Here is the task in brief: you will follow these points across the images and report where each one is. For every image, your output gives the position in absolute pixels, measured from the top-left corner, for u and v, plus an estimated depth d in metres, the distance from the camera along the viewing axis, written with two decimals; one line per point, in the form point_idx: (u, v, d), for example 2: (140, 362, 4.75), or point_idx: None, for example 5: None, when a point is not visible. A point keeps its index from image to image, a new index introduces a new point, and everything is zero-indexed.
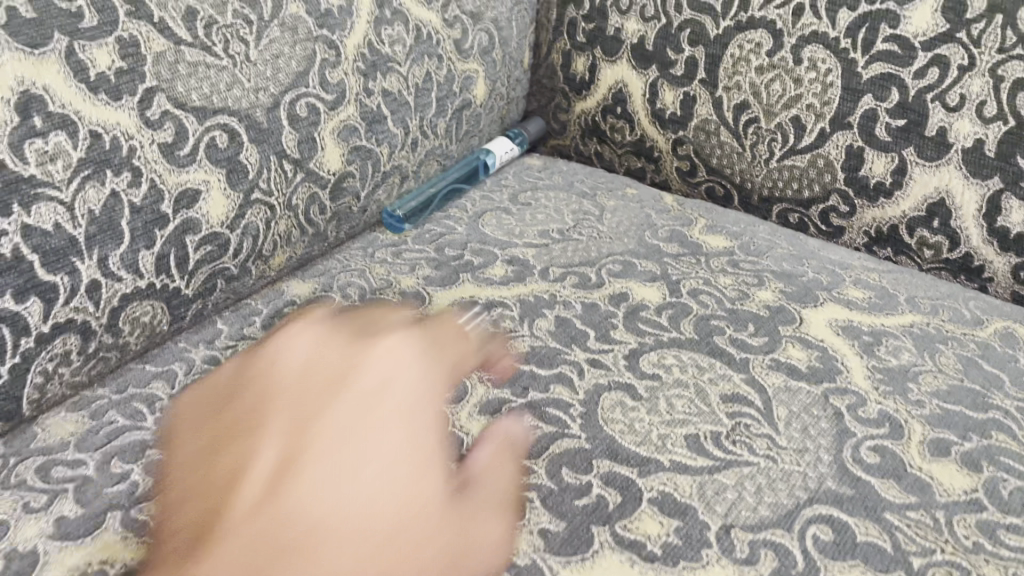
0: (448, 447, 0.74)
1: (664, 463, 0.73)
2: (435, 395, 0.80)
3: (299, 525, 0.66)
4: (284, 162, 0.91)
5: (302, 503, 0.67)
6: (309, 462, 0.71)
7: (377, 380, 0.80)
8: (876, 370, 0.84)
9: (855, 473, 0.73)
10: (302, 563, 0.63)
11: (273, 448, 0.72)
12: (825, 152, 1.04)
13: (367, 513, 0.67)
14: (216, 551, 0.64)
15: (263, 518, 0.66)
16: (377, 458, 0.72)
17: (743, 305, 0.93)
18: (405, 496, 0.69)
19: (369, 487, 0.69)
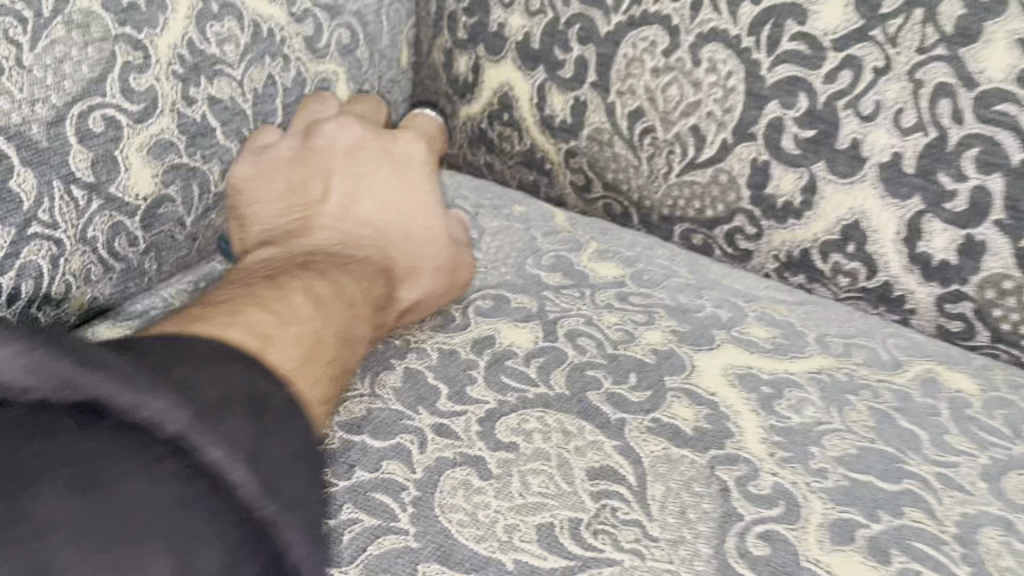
0: (389, 228, 0.87)
1: (506, 566, 0.59)
2: (419, 171, 0.90)
3: (281, 315, 0.69)
4: (72, 187, 0.75)
5: (362, 303, 0.76)
6: (294, 288, 0.72)
7: (385, 150, 0.91)
8: (775, 432, 0.71)
9: (738, 571, 0.60)
10: (279, 359, 0.65)
11: (314, 267, 0.78)
12: (728, 167, 0.91)
13: (340, 331, 0.72)
14: (211, 310, 0.67)
15: (277, 307, 0.69)
16: (367, 278, 0.80)
17: (627, 351, 0.79)
18: (357, 321, 0.75)
19: (347, 321, 0.74)
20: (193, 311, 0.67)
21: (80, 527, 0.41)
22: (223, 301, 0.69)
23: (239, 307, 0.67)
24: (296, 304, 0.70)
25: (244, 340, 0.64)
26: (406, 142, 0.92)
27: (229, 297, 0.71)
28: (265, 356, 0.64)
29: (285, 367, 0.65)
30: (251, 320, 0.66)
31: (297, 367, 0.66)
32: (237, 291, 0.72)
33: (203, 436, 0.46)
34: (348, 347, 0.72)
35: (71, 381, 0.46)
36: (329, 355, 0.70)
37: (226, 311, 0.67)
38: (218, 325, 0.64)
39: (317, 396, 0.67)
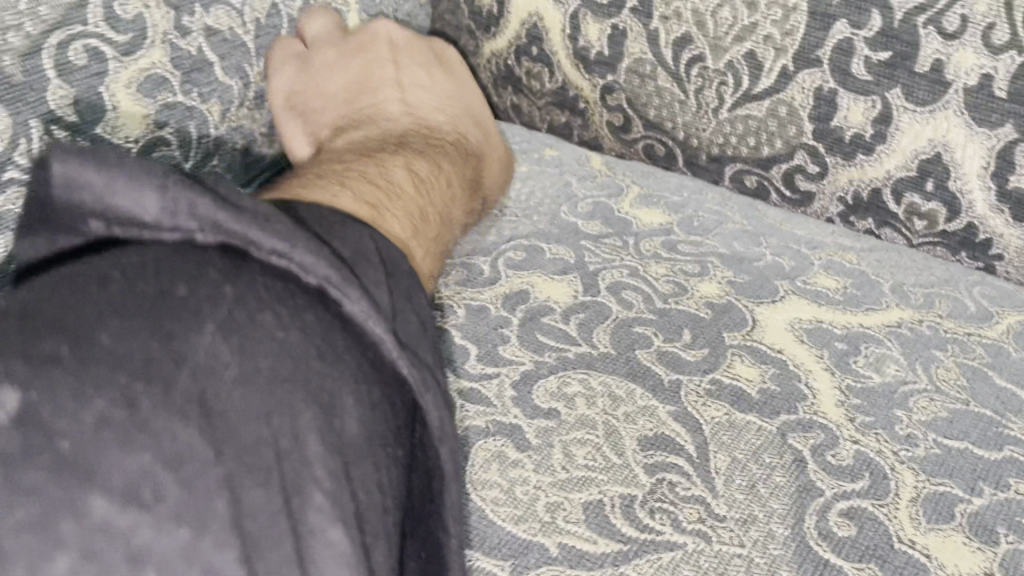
0: (445, 124, 0.90)
1: (550, 551, 0.51)
2: (464, 83, 0.95)
3: (381, 184, 0.67)
4: (53, 128, 0.66)
5: (441, 180, 0.76)
6: (375, 164, 0.71)
7: (419, 61, 0.93)
8: (853, 394, 0.62)
9: (821, 555, 0.51)
10: (399, 222, 0.64)
11: (388, 151, 0.76)
12: (788, 97, 0.81)
13: (432, 209, 0.72)
14: (312, 185, 0.63)
15: (376, 179, 0.68)
16: (434, 159, 0.78)
17: (678, 304, 0.70)
18: (442, 201, 0.74)
19: (432, 192, 0.73)
20: (291, 188, 0.63)
21: (235, 375, 0.39)
22: (318, 180, 0.64)
23: (339, 183, 0.64)
24: (387, 179, 0.69)
25: (362, 208, 0.61)
26: (437, 56, 0.96)
27: (321, 177, 0.66)
28: (383, 215, 0.62)
29: (406, 230, 0.64)
30: (360, 190, 0.64)
31: (412, 230, 0.65)
32: (323, 172, 0.68)
33: (346, 289, 0.44)
34: (438, 221, 0.72)
35: (214, 223, 0.43)
36: (428, 225, 0.69)
37: (329, 185, 0.63)
38: (330, 196, 0.61)
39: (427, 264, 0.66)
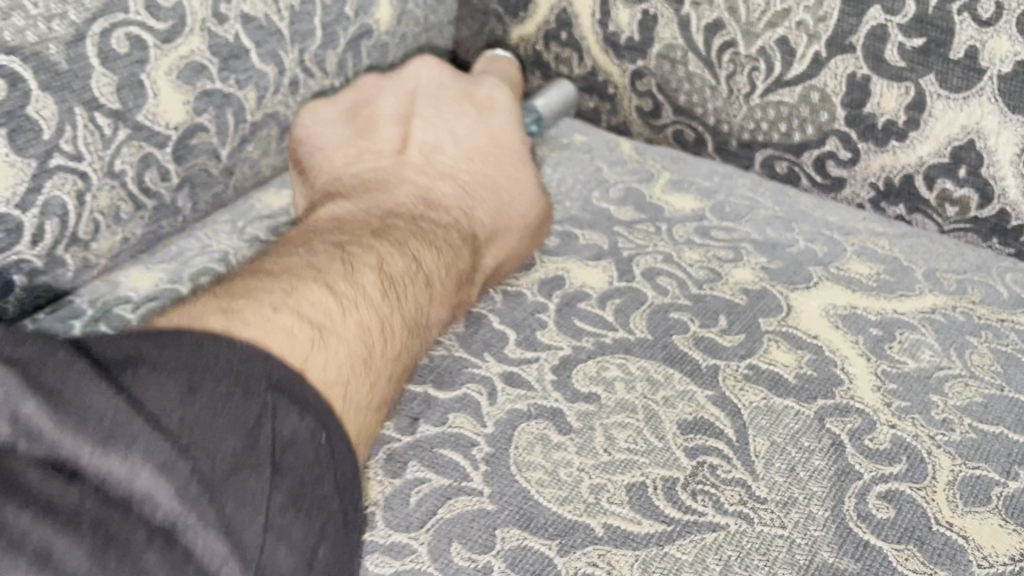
0: (458, 189, 0.74)
1: (594, 532, 0.52)
2: (507, 130, 0.79)
3: (341, 293, 0.57)
4: (97, 115, 0.67)
5: (416, 292, 0.62)
6: (353, 258, 0.61)
7: (454, 104, 0.79)
8: (888, 379, 0.63)
9: (860, 536, 0.52)
10: (330, 363, 0.53)
11: (380, 233, 0.65)
12: (820, 84, 0.81)
13: (398, 331, 0.59)
14: (265, 283, 0.56)
15: (336, 286, 0.57)
16: (425, 247, 0.66)
17: (713, 289, 0.71)
18: (415, 315, 0.61)
19: (405, 302, 0.61)
20: (256, 275, 0.58)
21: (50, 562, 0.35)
22: (283, 270, 0.58)
23: (291, 286, 0.56)
24: (355, 284, 0.58)
25: (285, 338, 0.52)
26: (484, 94, 0.80)
27: (292, 263, 0.59)
28: (309, 360, 0.52)
29: (330, 381, 0.52)
30: (299, 306, 0.54)
31: (354, 368, 0.54)
32: (305, 256, 0.60)
33: (196, 518, 0.40)
34: (400, 347, 0.59)
35: (60, 397, 0.40)
36: (386, 358, 0.57)
37: (281, 287, 0.56)
38: (261, 309, 0.53)
39: (361, 422, 0.54)
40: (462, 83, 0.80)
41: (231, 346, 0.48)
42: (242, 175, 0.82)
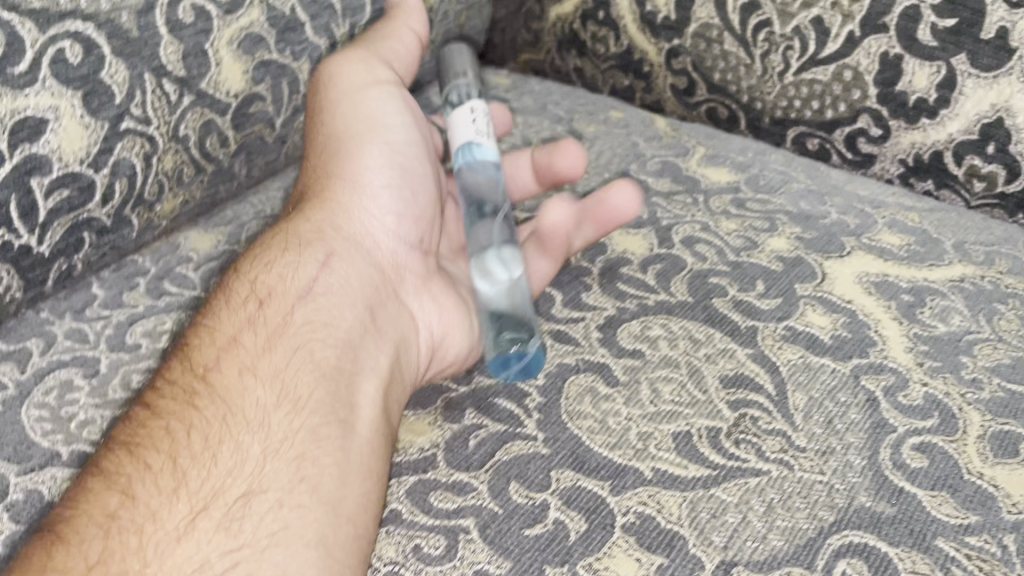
0: (339, 284, 0.62)
1: (644, 475, 0.55)
2: (411, 161, 0.72)
3: (223, 466, 0.50)
4: (165, 81, 0.70)
5: (321, 385, 0.56)
6: (234, 396, 0.54)
7: (326, 156, 0.71)
8: (920, 341, 0.66)
9: (896, 483, 0.55)
10: (255, 514, 0.49)
11: (258, 344, 0.57)
12: (854, 62, 0.84)
13: (318, 442, 0.53)
14: (160, 465, 0.50)
15: (222, 458, 0.51)
16: (320, 343, 0.58)
17: (750, 257, 0.73)
18: (336, 406, 0.55)
19: (315, 406, 0.54)
20: (138, 434, 0.52)
21: None
22: (177, 449, 0.51)
23: (183, 474, 0.50)
24: (245, 444, 0.51)
25: (195, 539, 0.47)
26: (351, 136, 0.70)
27: (190, 408, 0.53)
28: (241, 538, 0.48)
29: (262, 535, 0.48)
30: (195, 501, 0.49)
31: (280, 506, 0.50)
32: (178, 392, 0.54)
33: None
34: (325, 448, 0.53)
35: None
36: (315, 466, 0.52)
37: (174, 489, 0.49)
38: (165, 512, 0.48)
39: (321, 518, 0.50)
40: (332, 128, 0.71)
41: (129, 575, 0.46)
42: (293, 144, 0.85)
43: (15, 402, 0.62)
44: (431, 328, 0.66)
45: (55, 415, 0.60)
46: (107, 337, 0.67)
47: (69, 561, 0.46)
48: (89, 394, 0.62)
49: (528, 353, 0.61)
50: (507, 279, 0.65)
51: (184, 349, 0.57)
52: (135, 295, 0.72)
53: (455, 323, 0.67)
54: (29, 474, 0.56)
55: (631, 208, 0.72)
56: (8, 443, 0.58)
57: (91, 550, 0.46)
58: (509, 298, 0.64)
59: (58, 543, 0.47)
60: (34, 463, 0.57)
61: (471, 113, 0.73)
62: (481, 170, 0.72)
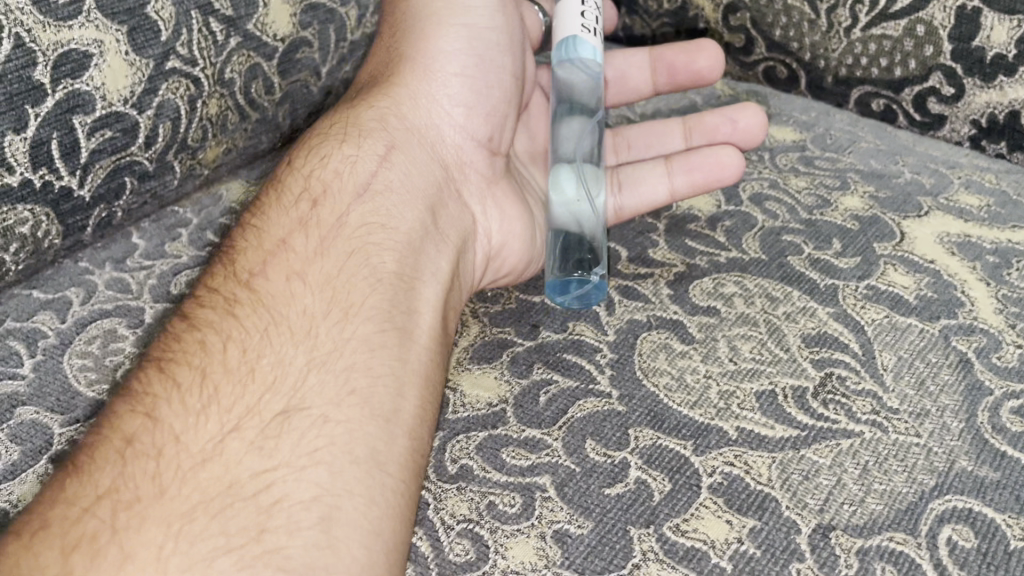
0: (395, 184, 0.59)
1: (728, 434, 0.52)
2: (489, 52, 0.67)
3: (261, 380, 0.46)
4: (211, 19, 0.68)
5: (378, 291, 0.52)
6: (281, 302, 0.50)
7: (395, 49, 0.68)
8: (1010, 303, 0.62)
9: (997, 447, 0.51)
10: (296, 429, 0.45)
11: (308, 247, 0.53)
12: (928, 16, 0.80)
13: (372, 351, 0.49)
14: (188, 380, 0.46)
15: (262, 368, 0.46)
16: (375, 247, 0.54)
17: (823, 215, 0.70)
18: (394, 312, 0.52)
19: (367, 314, 0.50)
20: (171, 349, 0.48)
21: None
22: (211, 363, 0.46)
23: (215, 389, 0.45)
24: (288, 353, 0.47)
25: (226, 458, 0.43)
26: (424, 19, 0.67)
27: (229, 318, 0.49)
28: (275, 458, 0.43)
29: (301, 454, 0.44)
30: (227, 417, 0.44)
31: (324, 420, 0.45)
32: (219, 301, 0.50)
33: None
34: (379, 357, 0.49)
35: None
36: (365, 377, 0.48)
37: (203, 405, 0.44)
38: (190, 430, 0.43)
39: (373, 432, 0.46)
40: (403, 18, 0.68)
41: (144, 499, 0.41)
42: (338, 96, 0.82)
43: (56, 351, 0.58)
44: (490, 235, 0.65)
45: (99, 365, 0.57)
46: (150, 287, 0.64)
47: (79, 491, 0.41)
48: (134, 344, 0.59)
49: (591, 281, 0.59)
50: (586, 203, 0.63)
51: (230, 253, 0.53)
52: (177, 245, 0.68)
53: (516, 233, 0.65)
54: (73, 425, 0.53)
55: (754, 136, 0.73)
56: (51, 394, 0.55)
57: (104, 476, 0.41)
58: (586, 220, 0.62)
59: (75, 472, 0.42)
60: (78, 414, 0.53)
61: (583, 4, 0.68)
62: (580, 69, 0.67)
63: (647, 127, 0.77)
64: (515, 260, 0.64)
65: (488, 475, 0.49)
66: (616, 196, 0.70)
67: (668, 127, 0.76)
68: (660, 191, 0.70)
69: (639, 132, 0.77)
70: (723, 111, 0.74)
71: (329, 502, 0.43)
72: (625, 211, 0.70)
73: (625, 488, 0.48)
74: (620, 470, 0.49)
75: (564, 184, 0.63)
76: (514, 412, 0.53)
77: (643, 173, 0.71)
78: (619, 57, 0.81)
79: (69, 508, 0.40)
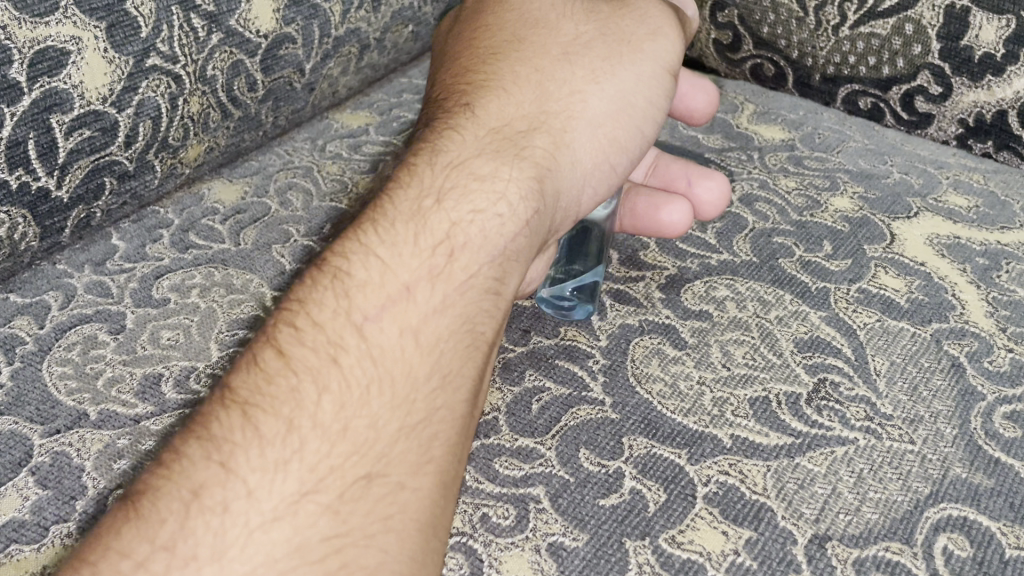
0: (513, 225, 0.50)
1: (722, 442, 0.51)
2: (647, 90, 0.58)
3: (354, 441, 0.40)
4: (192, 16, 0.67)
5: (480, 345, 0.46)
6: (391, 349, 0.43)
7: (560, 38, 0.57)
8: (1000, 306, 0.61)
9: (991, 454, 0.51)
10: (374, 501, 0.40)
11: (428, 300, 0.45)
12: (916, 15, 0.79)
13: (462, 418, 0.44)
14: (273, 432, 0.39)
15: (356, 429, 0.41)
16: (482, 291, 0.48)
17: (814, 216, 0.70)
18: (487, 371, 0.46)
19: (468, 373, 0.45)
20: (260, 392, 0.41)
21: None
22: (304, 416, 0.40)
23: (303, 444, 0.39)
24: (385, 414, 0.42)
25: (299, 521, 0.38)
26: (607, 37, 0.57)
27: (331, 364, 0.42)
28: (350, 525, 0.39)
29: (373, 522, 0.39)
30: (310, 477, 0.39)
31: (401, 490, 0.40)
32: (320, 340, 0.42)
33: None
34: (463, 433, 0.44)
35: None
36: (448, 448, 0.43)
37: (286, 460, 0.39)
38: (267, 487, 0.38)
39: (442, 504, 0.42)
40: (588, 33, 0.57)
41: (202, 557, 0.36)
42: (321, 92, 0.81)
43: (35, 358, 0.57)
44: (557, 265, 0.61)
45: (79, 372, 0.56)
46: (132, 291, 0.62)
47: (134, 539, 0.36)
48: (115, 350, 0.57)
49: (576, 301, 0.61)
50: None
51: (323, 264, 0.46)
52: (159, 247, 0.67)
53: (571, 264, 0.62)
54: (53, 435, 0.51)
55: (709, 209, 0.70)
56: (30, 403, 0.54)
57: (166, 527, 0.36)
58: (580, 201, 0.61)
59: (131, 512, 0.37)
60: (59, 424, 0.52)
61: None
62: None
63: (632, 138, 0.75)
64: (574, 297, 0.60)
65: (480, 488, 0.49)
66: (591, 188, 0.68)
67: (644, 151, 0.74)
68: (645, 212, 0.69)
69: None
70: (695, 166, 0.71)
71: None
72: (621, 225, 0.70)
73: (621, 499, 0.48)
74: (613, 481, 0.49)
75: None
76: (507, 421, 0.53)
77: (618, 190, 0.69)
78: None
79: (120, 558, 0.35)
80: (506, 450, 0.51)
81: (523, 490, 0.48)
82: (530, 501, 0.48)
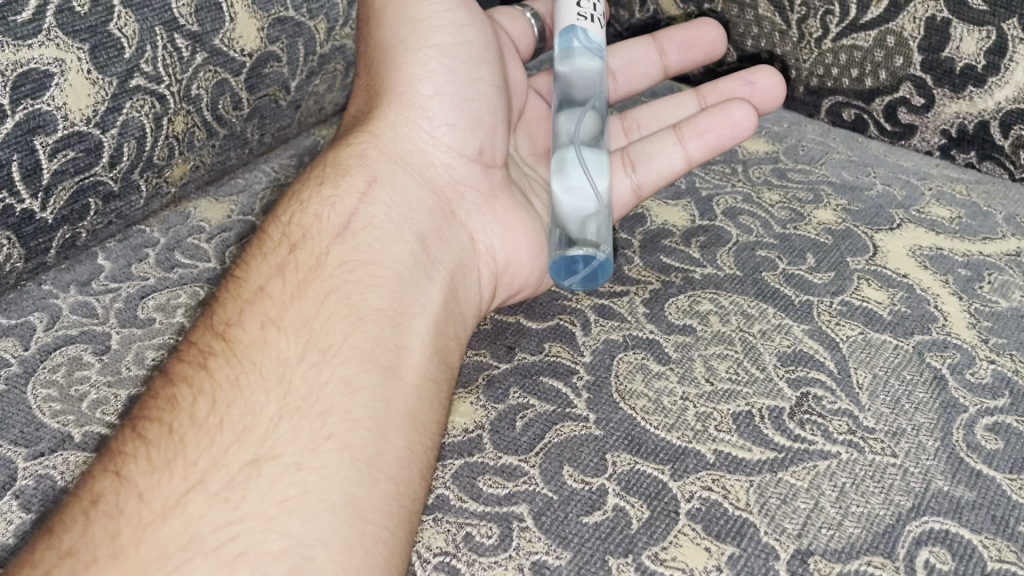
0: (382, 215, 0.59)
1: (706, 458, 0.51)
2: (479, 62, 0.66)
3: (229, 431, 0.45)
4: (176, 35, 0.67)
5: (355, 331, 0.51)
6: (254, 353, 0.49)
7: (368, 66, 0.68)
8: (983, 317, 0.62)
9: (973, 466, 0.51)
10: (267, 479, 0.44)
11: (285, 292, 0.53)
12: (897, 27, 0.79)
13: (351, 394, 0.48)
14: (157, 436, 0.45)
15: (227, 426, 0.46)
16: (357, 286, 0.54)
17: (797, 229, 0.70)
18: (379, 351, 0.51)
19: (347, 356, 0.50)
20: (147, 408, 0.47)
21: None
22: (180, 419, 0.46)
23: (182, 443, 0.45)
24: (259, 402, 0.47)
25: (189, 512, 0.42)
26: (397, 44, 0.66)
27: (202, 371, 0.48)
28: (241, 507, 0.42)
29: (272, 504, 0.43)
30: (191, 473, 0.43)
31: (297, 468, 0.44)
32: (195, 353, 0.50)
33: None
34: (358, 399, 0.48)
35: None
36: (342, 423, 0.47)
37: (168, 461, 0.44)
38: (155, 488, 0.43)
39: (352, 478, 0.45)
40: (379, 40, 0.67)
41: (102, 559, 0.40)
42: (306, 110, 0.81)
43: (19, 380, 0.57)
44: (493, 251, 0.64)
45: (64, 394, 0.56)
46: (117, 311, 0.62)
47: (45, 551, 0.41)
48: (100, 371, 0.57)
49: (597, 259, 0.59)
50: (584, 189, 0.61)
51: (214, 305, 0.53)
52: (144, 266, 0.67)
53: (522, 245, 0.64)
54: (37, 458, 0.51)
55: (772, 96, 0.76)
56: (14, 425, 0.53)
57: (68, 536, 0.41)
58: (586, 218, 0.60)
59: (45, 532, 0.42)
60: (43, 447, 0.52)
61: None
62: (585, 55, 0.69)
63: (657, 107, 0.78)
64: (526, 273, 0.64)
65: (464, 507, 0.49)
66: (635, 175, 0.69)
67: (676, 104, 0.77)
68: (676, 162, 0.70)
69: (648, 114, 0.77)
70: (738, 75, 0.76)
71: (300, 554, 0.42)
72: (644, 189, 0.70)
73: (606, 516, 0.48)
74: (596, 498, 0.49)
75: (564, 168, 0.63)
76: (492, 439, 0.53)
77: (655, 148, 0.70)
78: (627, 45, 0.81)
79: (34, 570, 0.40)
80: (491, 469, 0.51)
81: (506, 510, 0.48)
82: (512, 518, 0.48)
